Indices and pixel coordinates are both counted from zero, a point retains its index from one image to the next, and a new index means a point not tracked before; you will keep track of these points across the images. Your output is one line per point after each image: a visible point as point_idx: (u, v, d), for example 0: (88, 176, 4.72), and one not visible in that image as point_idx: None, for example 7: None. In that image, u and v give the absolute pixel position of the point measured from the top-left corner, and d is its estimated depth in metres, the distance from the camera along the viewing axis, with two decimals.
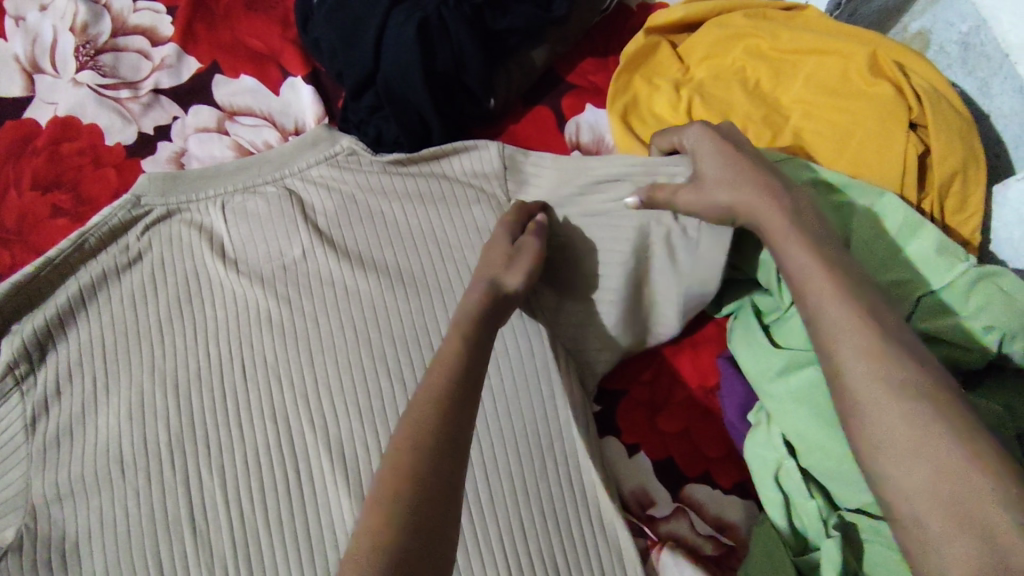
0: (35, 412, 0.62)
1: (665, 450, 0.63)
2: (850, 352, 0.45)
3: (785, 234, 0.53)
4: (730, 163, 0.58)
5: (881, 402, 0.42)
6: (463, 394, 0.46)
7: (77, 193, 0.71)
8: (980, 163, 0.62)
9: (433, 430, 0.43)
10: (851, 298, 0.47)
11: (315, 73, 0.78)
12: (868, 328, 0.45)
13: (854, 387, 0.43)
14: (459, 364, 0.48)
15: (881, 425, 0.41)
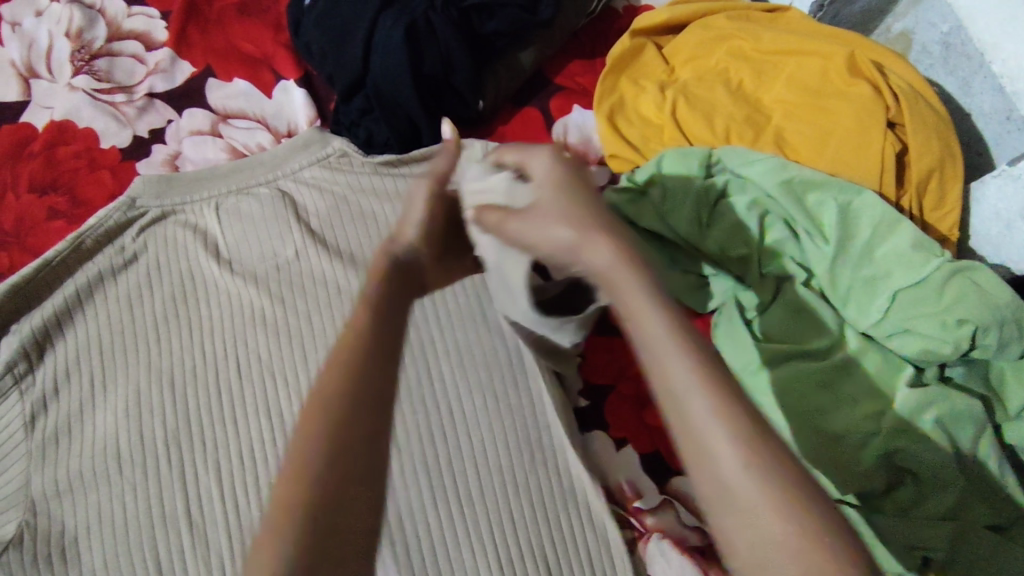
0: (34, 410, 0.63)
1: (652, 444, 0.65)
2: (711, 429, 0.32)
3: (614, 273, 0.37)
4: (578, 192, 0.41)
5: (752, 501, 0.31)
6: (371, 383, 0.39)
7: (74, 195, 0.72)
8: (957, 160, 0.64)
9: (338, 438, 0.37)
10: (678, 326, 0.36)
11: (308, 76, 0.79)
12: (722, 390, 0.34)
13: (720, 478, 0.32)
14: (367, 335, 0.40)
15: (739, 499, 0.31)
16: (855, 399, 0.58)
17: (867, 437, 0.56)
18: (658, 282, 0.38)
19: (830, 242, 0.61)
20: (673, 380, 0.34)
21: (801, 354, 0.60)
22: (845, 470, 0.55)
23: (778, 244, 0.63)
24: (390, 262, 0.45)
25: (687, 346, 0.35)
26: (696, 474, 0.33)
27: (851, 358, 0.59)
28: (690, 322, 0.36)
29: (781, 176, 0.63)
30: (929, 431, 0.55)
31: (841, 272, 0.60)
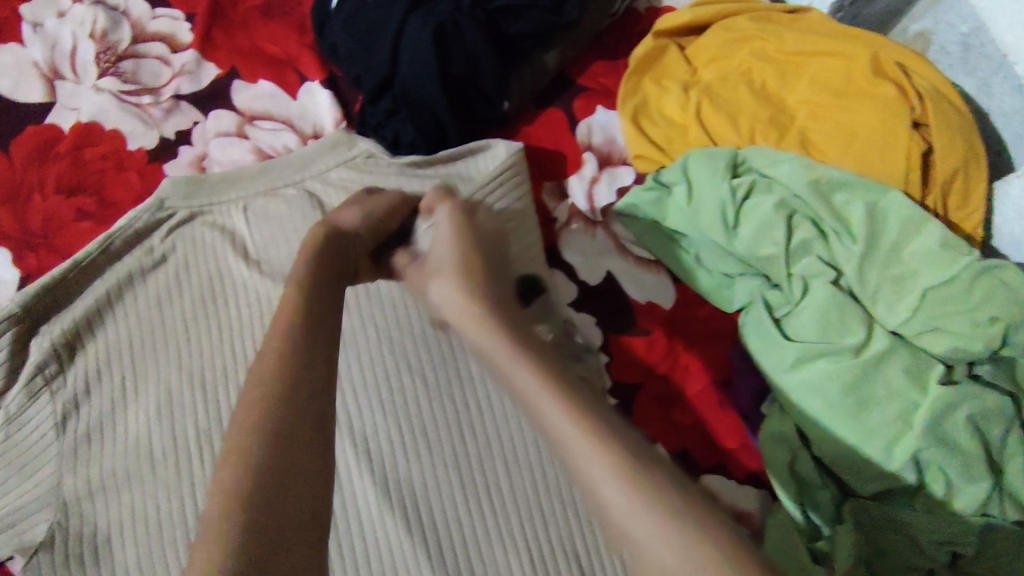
0: (65, 410, 0.63)
1: (681, 442, 0.65)
2: (597, 480, 0.36)
3: (508, 357, 0.42)
4: (471, 262, 0.51)
5: (634, 526, 0.34)
6: (311, 338, 0.46)
7: (102, 197, 0.72)
8: (980, 161, 0.64)
9: (283, 375, 0.43)
10: (560, 393, 0.39)
11: (332, 78, 0.79)
12: (592, 425, 0.38)
13: (615, 527, 0.35)
14: (307, 297, 0.48)
15: (648, 558, 0.33)
16: (888, 395, 0.57)
17: (897, 434, 0.57)
18: (531, 345, 0.44)
19: (858, 241, 0.61)
20: (557, 431, 0.38)
21: (833, 351, 0.59)
22: (875, 465, 0.57)
23: (806, 243, 0.63)
24: (296, 286, 0.49)
25: (560, 392, 0.39)
26: (594, 513, 0.37)
27: (883, 354, 0.58)
28: (558, 368, 0.42)
29: (808, 175, 0.63)
30: (958, 430, 0.55)
31: (870, 270, 0.60)
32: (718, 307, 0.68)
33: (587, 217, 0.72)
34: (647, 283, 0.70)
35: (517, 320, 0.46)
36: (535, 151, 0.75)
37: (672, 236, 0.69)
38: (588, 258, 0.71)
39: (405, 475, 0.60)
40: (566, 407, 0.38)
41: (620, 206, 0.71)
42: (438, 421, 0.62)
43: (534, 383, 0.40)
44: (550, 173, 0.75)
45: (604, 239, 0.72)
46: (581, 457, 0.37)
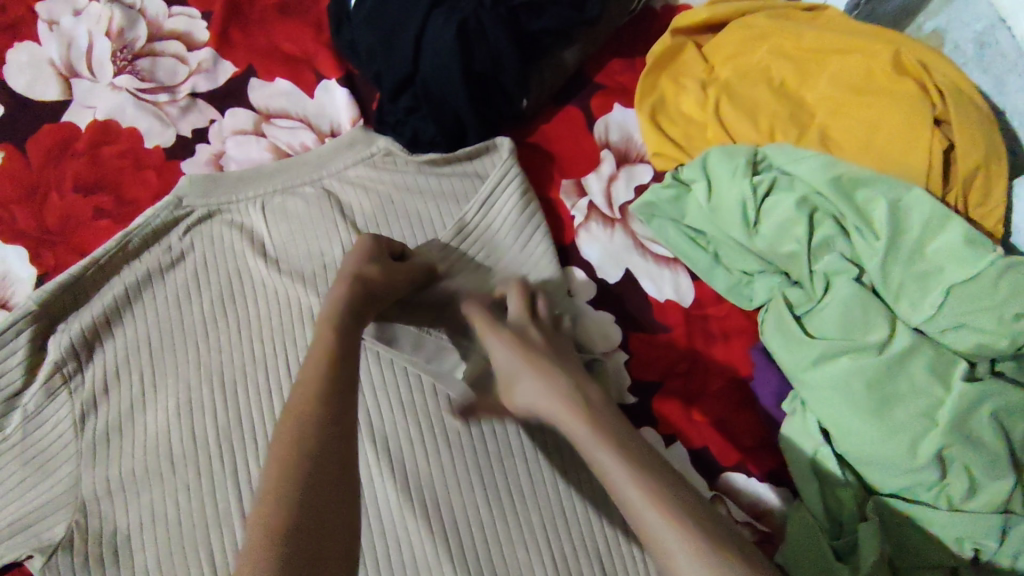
0: (84, 409, 0.63)
1: (701, 440, 0.64)
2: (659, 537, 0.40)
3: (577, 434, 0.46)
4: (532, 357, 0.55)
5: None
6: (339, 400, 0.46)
7: (119, 195, 0.72)
8: (1002, 158, 0.64)
9: (315, 424, 0.44)
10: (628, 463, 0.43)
11: (349, 76, 0.79)
12: (653, 490, 0.42)
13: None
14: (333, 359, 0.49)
15: None
16: (912, 393, 0.56)
17: (923, 431, 0.56)
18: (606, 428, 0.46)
19: (881, 238, 0.61)
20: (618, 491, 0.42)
21: (858, 349, 0.58)
22: (900, 463, 0.56)
23: (827, 240, 0.63)
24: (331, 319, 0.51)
25: (616, 452, 0.44)
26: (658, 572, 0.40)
27: (907, 352, 0.57)
28: (625, 444, 0.45)
29: (831, 173, 0.64)
30: (983, 426, 0.55)
31: (893, 266, 0.60)
32: (736, 304, 0.68)
33: (606, 214, 0.72)
34: (666, 280, 0.70)
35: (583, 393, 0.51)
36: (552, 150, 0.75)
37: (690, 234, 0.69)
38: (608, 255, 0.71)
39: (425, 474, 0.59)
40: (662, 506, 0.41)
41: (638, 203, 0.70)
42: (459, 421, 0.61)
43: (578, 427, 0.47)
44: (567, 170, 0.74)
45: (623, 237, 0.71)
46: (644, 520, 0.41)
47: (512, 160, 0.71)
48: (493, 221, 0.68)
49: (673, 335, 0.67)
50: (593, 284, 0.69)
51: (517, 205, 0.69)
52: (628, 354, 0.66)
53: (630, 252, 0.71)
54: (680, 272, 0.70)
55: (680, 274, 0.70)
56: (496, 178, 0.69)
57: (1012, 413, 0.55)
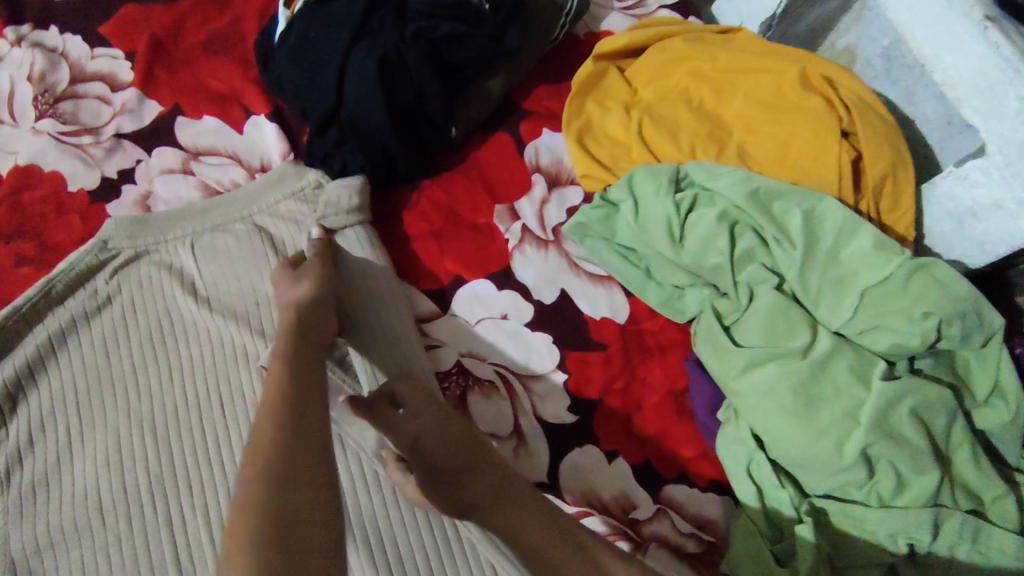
0: (8, 464, 0.61)
1: (643, 454, 0.64)
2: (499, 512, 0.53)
3: (440, 487, 0.54)
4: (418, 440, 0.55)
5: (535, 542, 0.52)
6: (305, 422, 0.43)
7: (42, 241, 0.70)
8: (907, 164, 0.68)
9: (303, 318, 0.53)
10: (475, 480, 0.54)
11: (278, 110, 0.79)
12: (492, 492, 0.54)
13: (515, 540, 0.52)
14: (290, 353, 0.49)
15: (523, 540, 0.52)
16: (835, 394, 0.58)
17: (848, 432, 0.57)
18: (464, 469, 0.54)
19: (798, 246, 0.63)
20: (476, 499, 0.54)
21: (782, 354, 0.59)
22: (830, 464, 0.56)
23: (749, 251, 0.65)
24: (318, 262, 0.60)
25: (469, 481, 0.54)
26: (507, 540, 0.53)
27: (828, 356, 0.59)
28: (461, 476, 0.54)
29: (747, 187, 0.65)
30: (903, 422, 0.57)
31: (811, 271, 0.62)
32: (670, 319, 0.70)
33: (539, 237, 0.73)
34: (601, 299, 0.71)
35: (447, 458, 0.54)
36: (482, 176, 0.76)
37: (621, 252, 0.71)
38: (543, 277, 0.71)
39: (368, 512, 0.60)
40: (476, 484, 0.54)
41: (569, 226, 0.72)
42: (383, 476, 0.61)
43: (441, 483, 0.54)
44: (499, 196, 0.75)
45: (557, 258, 0.73)
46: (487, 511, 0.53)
47: (349, 192, 0.70)
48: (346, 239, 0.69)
49: (611, 351, 0.68)
50: (530, 305, 0.70)
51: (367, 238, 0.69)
52: (564, 374, 0.67)
53: (563, 274, 0.72)
54: (615, 288, 0.72)
55: (615, 291, 0.72)
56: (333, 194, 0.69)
57: (931, 407, 0.57)
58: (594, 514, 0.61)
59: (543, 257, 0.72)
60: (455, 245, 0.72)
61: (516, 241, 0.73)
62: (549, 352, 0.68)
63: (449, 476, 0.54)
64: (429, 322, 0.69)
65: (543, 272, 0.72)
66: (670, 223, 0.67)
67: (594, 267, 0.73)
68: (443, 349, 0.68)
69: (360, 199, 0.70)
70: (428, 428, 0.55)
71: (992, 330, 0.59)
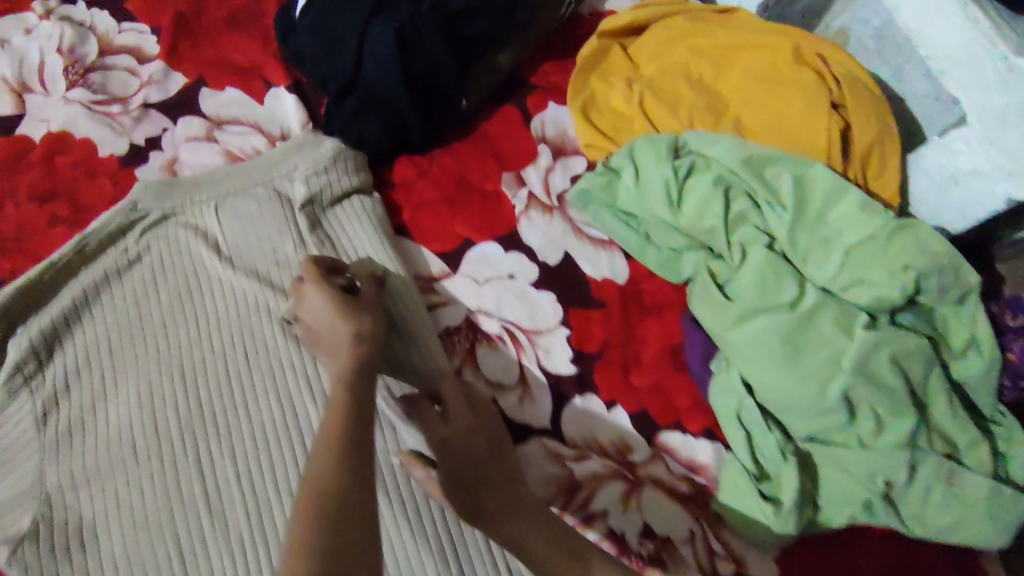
0: (46, 407, 0.65)
1: (640, 404, 0.69)
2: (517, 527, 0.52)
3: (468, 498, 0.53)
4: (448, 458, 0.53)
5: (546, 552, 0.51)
6: (362, 423, 0.43)
7: (73, 202, 0.74)
8: (893, 134, 0.72)
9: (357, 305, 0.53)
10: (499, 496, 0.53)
11: (297, 83, 0.82)
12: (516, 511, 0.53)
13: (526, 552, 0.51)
14: (352, 385, 0.46)
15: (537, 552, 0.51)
16: (821, 342, 0.62)
17: (831, 376, 0.61)
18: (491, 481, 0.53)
19: (788, 208, 0.67)
20: (500, 510, 0.52)
21: (771, 308, 0.64)
22: (812, 407, 0.61)
23: (742, 214, 0.68)
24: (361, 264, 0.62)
25: (495, 494, 0.53)
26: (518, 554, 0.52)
27: (815, 307, 0.63)
28: (488, 490, 0.53)
29: (742, 154, 0.70)
30: (883, 368, 0.61)
31: (801, 232, 0.66)
32: (669, 280, 0.74)
33: (544, 203, 0.77)
34: (603, 261, 0.75)
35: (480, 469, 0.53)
36: (490, 146, 0.80)
37: (623, 217, 0.75)
38: (548, 240, 0.76)
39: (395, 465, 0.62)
40: (503, 502, 0.53)
41: (574, 193, 0.76)
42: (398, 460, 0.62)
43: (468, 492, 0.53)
44: (506, 164, 0.79)
45: (562, 223, 0.77)
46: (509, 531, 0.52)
47: (343, 156, 0.75)
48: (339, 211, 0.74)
49: (612, 308, 0.73)
50: (536, 266, 0.74)
51: (360, 212, 0.74)
52: (566, 329, 0.71)
53: (567, 237, 0.76)
54: (618, 251, 0.76)
55: (618, 253, 0.76)
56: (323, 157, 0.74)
57: (910, 354, 0.61)
58: (591, 456, 0.67)
59: (548, 222, 0.76)
60: (464, 210, 0.76)
61: (522, 207, 0.77)
62: (552, 308, 0.72)
63: (479, 487, 0.53)
64: (440, 281, 0.73)
65: (549, 234, 0.76)
66: (670, 186, 0.71)
67: (597, 231, 0.77)
68: (453, 306, 0.72)
69: (354, 163, 0.75)
70: (459, 441, 0.54)
71: (968, 286, 0.64)
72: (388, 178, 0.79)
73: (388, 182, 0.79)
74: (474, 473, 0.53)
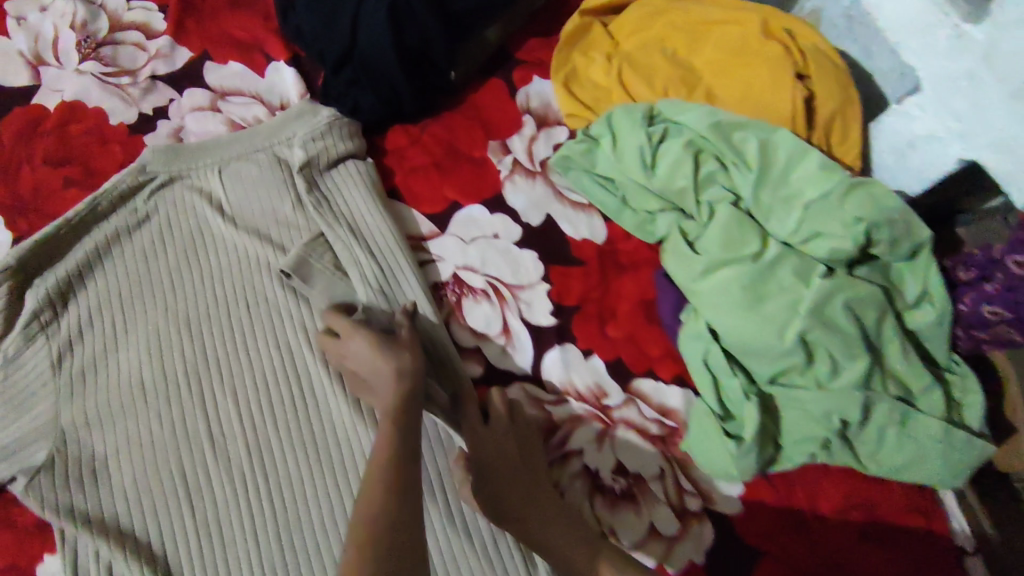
0: (61, 352, 0.70)
1: (615, 353, 0.74)
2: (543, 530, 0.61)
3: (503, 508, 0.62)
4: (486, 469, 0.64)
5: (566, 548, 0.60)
6: (409, 443, 0.54)
7: (86, 165, 0.79)
8: (855, 102, 0.76)
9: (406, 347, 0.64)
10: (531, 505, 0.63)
11: (296, 57, 0.87)
12: (542, 517, 0.62)
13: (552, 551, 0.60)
14: (401, 418, 0.56)
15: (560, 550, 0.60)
16: (779, 291, 0.67)
17: (788, 320, 0.66)
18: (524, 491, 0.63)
19: (753, 168, 0.71)
20: (530, 518, 0.62)
21: (735, 259, 0.68)
22: (772, 347, 0.66)
23: (710, 175, 0.74)
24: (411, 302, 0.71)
25: (524, 502, 0.63)
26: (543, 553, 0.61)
27: (777, 258, 0.68)
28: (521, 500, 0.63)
29: (711, 120, 0.74)
30: (837, 313, 0.65)
31: (764, 191, 0.71)
32: (643, 240, 0.78)
33: (528, 169, 0.82)
34: (582, 222, 0.80)
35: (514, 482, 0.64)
36: (477, 117, 0.85)
37: (602, 182, 0.80)
38: (530, 203, 0.80)
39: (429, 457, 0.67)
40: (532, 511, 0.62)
41: (555, 159, 0.80)
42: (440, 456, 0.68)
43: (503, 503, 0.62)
44: (493, 133, 0.84)
45: (545, 188, 0.81)
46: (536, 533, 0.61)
47: (339, 123, 0.80)
48: (336, 174, 0.78)
49: (590, 265, 0.77)
50: (519, 227, 0.79)
51: (358, 176, 0.78)
52: (547, 284, 0.76)
53: (549, 201, 0.81)
54: (597, 214, 0.80)
55: (597, 216, 0.80)
56: (321, 124, 0.79)
57: (863, 301, 0.66)
58: (569, 401, 0.72)
59: (531, 186, 0.81)
60: (453, 177, 0.81)
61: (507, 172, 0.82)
62: (534, 265, 0.77)
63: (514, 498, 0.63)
64: (431, 240, 0.78)
65: (532, 198, 0.81)
66: (645, 151, 0.75)
67: (578, 196, 0.81)
68: (441, 264, 0.77)
69: (350, 130, 0.80)
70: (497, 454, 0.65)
71: (920, 241, 0.68)
72: (381, 145, 0.84)
73: (381, 150, 0.84)
74: (509, 485, 0.63)
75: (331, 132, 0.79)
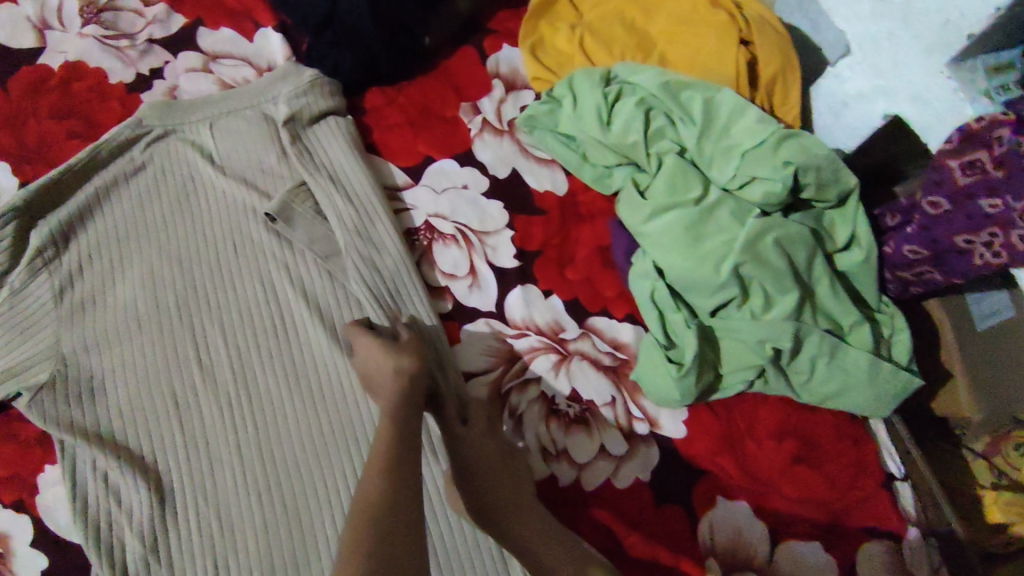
0: (62, 285, 0.76)
1: (572, 293, 0.81)
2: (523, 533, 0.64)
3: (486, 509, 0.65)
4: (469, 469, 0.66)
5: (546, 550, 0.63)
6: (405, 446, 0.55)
7: (87, 120, 0.86)
8: (793, 66, 0.83)
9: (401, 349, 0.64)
10: (516, 511, 0.65)
11: (281, 24, 0.94)
12: (524, 519, 0.65)
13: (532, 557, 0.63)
14: (396, 417, 0.57)
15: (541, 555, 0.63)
16: (717, 231, 0.74)
17: (723, 256, 0.73)
18: (509, 495, 0.66)
19: (695, 120, 0.79)
20: (511, 521, 0.65)
21: (679, 203, 0.75)
22: (709, 282, 0.73)
23: (659, 128, 0.80)
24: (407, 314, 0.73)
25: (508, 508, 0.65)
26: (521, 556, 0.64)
27: (715, 202, 0.75)
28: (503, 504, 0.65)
29: (661, 79, 0.81)
30: (769, 251, 0.72)
31: (705, 144, 0.78)
32: (600, 193, 0.86)
33: (496, 127, 0.89)
34: (545, 176, 0.87)
35: (499, 485, 0.66)
36: (450, 81, 0.92)
37: (564, 140, 0.86)
38: (497, 157, 0.87)
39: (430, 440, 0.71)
40: (517, 518, 0.65)
41: (521, 118, 0.87)
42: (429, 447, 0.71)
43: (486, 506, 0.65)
44: (464, 96, 0.91)
45: (511, 145, 0.88)
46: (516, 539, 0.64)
47: (321, 82, 0.86)
48: (319, 131, 0.84)
49: (551, 214, 0.84)
50: (486, 179, 0.86)
51: (338, 131, 0.85)
52: (511, 230, 0.83)
53: (515, 156, 0.88)
54: (558, 168, 0.87)
55: (558, 170, 0.87)
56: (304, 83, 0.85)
57: (791, 240, 0.73)
58: (529, 334, 0.78)
59: (499, 143, 0.88)
60: (426, 134, 0.88)
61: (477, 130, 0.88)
62: (500, 214, 0.84)
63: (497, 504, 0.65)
64: (405, 191, 0.85)
65: (499, 154, 0.87)
66: (601, 108, 0.82)
67: (542, 153, 0.88)
68: (414, 211, 0.84)
69: (331, 88, 0.87)
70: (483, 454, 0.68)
71: (846, 187, 0.75)
72: (359, 105, 0.91)
73: (361, 109, 0.90)
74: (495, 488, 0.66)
75: (313, 91, 0.85)
